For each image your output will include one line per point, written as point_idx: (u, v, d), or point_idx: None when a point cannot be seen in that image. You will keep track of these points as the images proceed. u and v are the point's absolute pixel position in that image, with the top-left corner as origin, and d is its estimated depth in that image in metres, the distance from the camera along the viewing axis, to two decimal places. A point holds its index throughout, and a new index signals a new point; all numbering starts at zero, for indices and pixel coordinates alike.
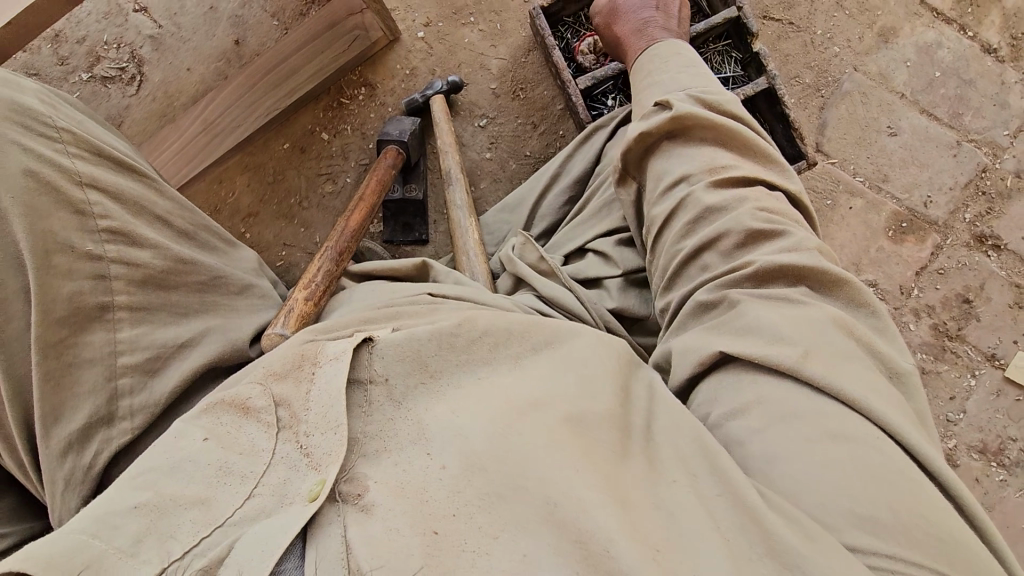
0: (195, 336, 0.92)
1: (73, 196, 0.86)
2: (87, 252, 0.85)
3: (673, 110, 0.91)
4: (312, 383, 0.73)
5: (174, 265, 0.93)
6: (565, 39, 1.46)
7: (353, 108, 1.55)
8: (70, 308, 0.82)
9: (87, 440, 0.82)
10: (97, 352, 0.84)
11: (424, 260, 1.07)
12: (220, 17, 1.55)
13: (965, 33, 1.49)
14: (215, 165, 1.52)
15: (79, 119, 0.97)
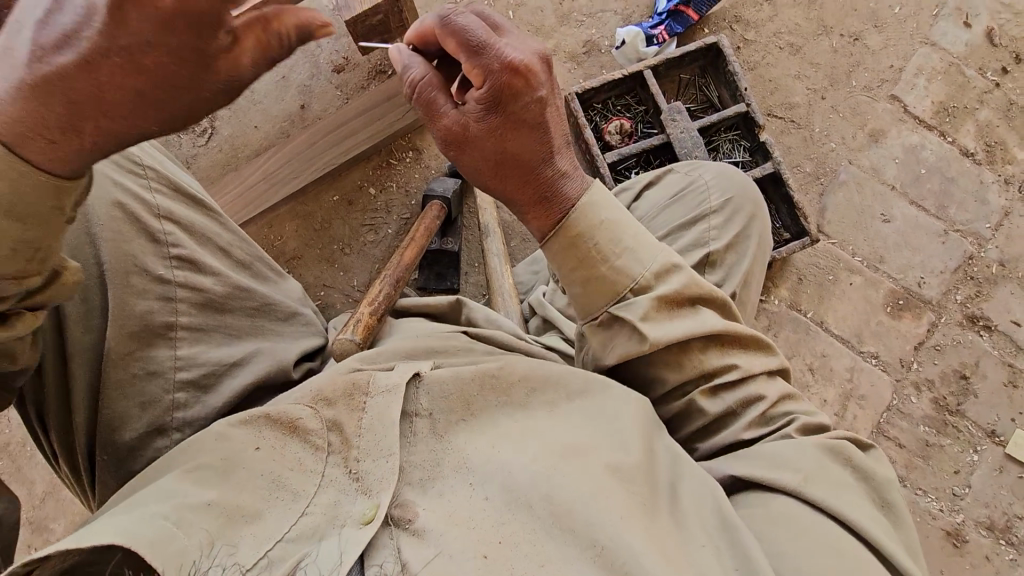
0: (245, 357, 0.95)
1: (151, 227, 0.89)
2: (159, 276, 0.88)
3: (646, 337, 0.83)
4: (364, 412, 0.79)
5: (232, 292, 0.96)
6: (595, 120, 1.65)
7: (399, 168, 1.72)
8: (138, 323, 0.86)
9: (145, 446, 0.87)
10: (158, 366, 0.88)
11: (457, 298, 1.12)
12: (290, 85, 1.75)
13: (945, 137, 1.69)
14: (268, 211, 1.66)
15: (160, 157, 1.00)
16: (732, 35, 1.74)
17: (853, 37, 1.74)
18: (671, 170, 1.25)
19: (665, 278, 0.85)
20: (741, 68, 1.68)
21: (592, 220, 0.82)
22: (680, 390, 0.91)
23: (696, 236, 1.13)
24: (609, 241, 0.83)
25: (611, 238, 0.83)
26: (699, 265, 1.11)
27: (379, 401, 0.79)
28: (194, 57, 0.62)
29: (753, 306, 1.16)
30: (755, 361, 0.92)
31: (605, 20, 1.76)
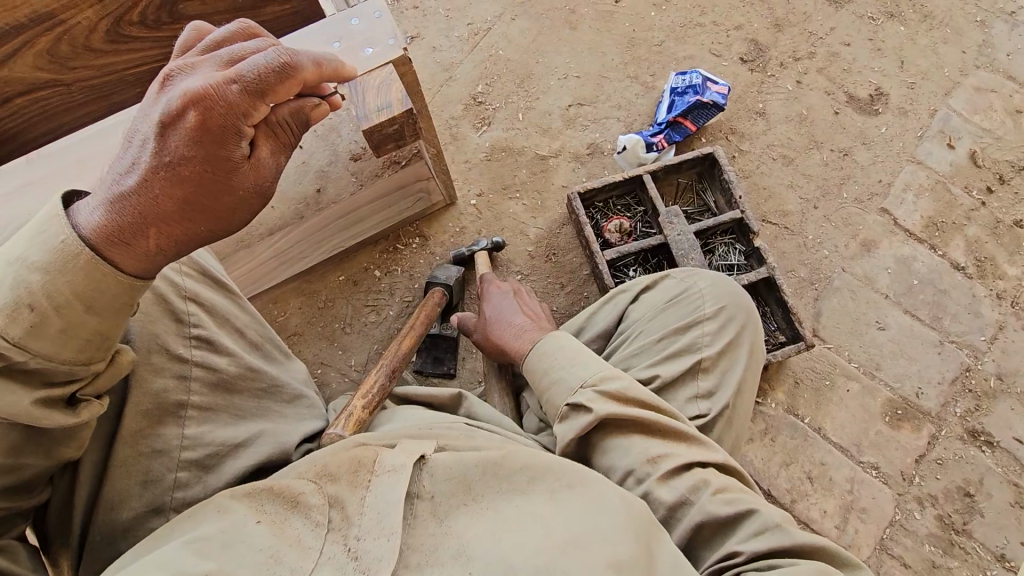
0: (249, 438, 0.94)
1: (175, 306, 0.91)
2: (178, 355, 0.90)
3: (594, 413, 0.96)
4: (368, 489, 0.78)
5: (243, 372, 0.98)
6: (595, 218, 1.73)
7: (406, 253, 1.77)
8: (152, 401, 0.86)
9: (138, 529, 0.84)
10: (165, 446, 0.86)
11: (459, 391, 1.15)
12: (309, 169, 1.84)
13: (936, 250, 1.74)
14: (275, 285, 1.71)
15: None
16: (728, 145, 1.85)
17: (843, 152, 1.84)
18: (667, 275, 1.29)
19: (609, 372, 1.01)
20: (737, 177, 1.76)
21: (554, 345, 1.11)
22: (634, 476, 0.95)
23: (687, 342, 1.15)
24: (564, 353, 1.07)
25: (567, 352, 1.08)
26: (691, 371, 1.12)
27: (384, 479, 0.79)
28: (222, 163, 0.71)
29: (745, 416, 1.16)
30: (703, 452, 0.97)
31: (609, 126, 1.88)
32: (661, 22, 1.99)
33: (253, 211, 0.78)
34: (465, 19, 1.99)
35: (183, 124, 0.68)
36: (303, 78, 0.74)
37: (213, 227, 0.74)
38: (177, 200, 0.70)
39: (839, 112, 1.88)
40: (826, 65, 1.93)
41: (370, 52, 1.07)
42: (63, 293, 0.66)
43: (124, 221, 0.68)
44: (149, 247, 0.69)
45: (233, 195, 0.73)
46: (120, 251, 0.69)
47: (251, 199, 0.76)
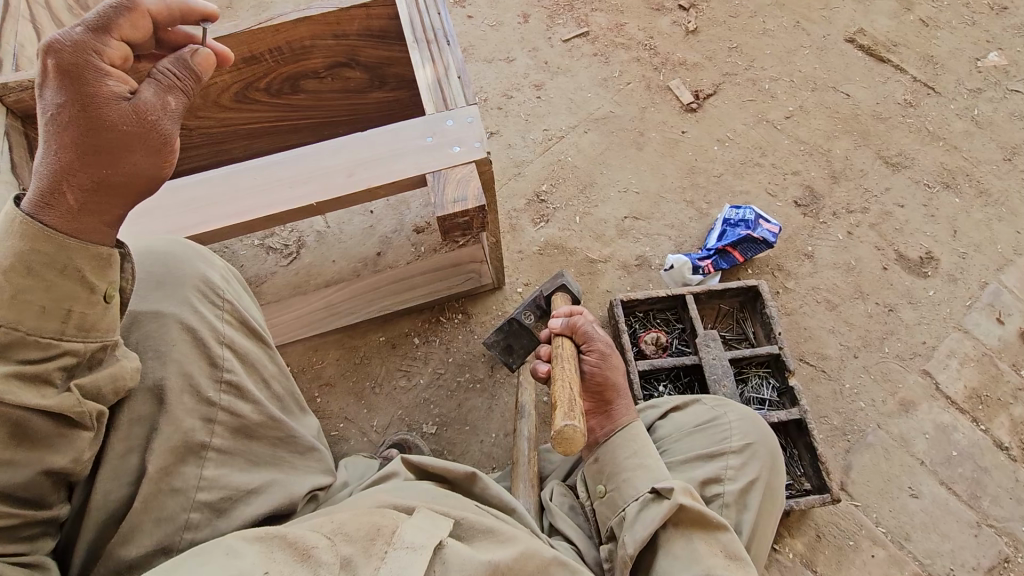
0: (262, 486, 0.97)
1: (213, 352, 0.95)
2: (208, 398, 0.93)
3: (673, 498, 0.98)
4: (383, 563, 0.77)
5: (266, 421, 1.01)
6: (634, 327, 1.78)
7: (447, 326, 1.84)
8: (178, 440, 0.88)
9: (138, 568, 0.83)
10: (183, 485, 0.88)
11: (474, 470, 1.14)
12: (374, 233, 1.98)
13: (977, 424, 1.69)
14: (318, 334, 1.80)
15: (240, 296, 1.10)
16: (773, 281, 1.90)
17: (888, 307, 1.85)
18: (699, 400, 1.30)
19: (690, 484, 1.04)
20: (778, 313, 1.80)
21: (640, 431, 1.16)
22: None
23: (710, 474, 1.13)
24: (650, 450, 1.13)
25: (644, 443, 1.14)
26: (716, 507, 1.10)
27: (400, 555, 0.78)
28: (87, 102, 0.78)
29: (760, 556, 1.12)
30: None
31: (660, 242, 1.97)
32: (723, 156, 2.12)
33: (150, 147, 0.83)
34: (542, 125, 2.18)
35: (46, 76, 0.76)
36: (146, 10, 0.84)
37: (119, 168, 0.81)
38: (73, 150, 0.78)
39: (887, 268, 1.92)
40: (877, 222, 2.00)
41: (457, 150, 1.20)
42: (6, 258, 0.73)
43: (45, 184, 0.78)
44: (67, 201, 0.78)
45: (119, 131, 0.80)
46: (43, 212, 0.77)
47: (143, 133, 0.83)
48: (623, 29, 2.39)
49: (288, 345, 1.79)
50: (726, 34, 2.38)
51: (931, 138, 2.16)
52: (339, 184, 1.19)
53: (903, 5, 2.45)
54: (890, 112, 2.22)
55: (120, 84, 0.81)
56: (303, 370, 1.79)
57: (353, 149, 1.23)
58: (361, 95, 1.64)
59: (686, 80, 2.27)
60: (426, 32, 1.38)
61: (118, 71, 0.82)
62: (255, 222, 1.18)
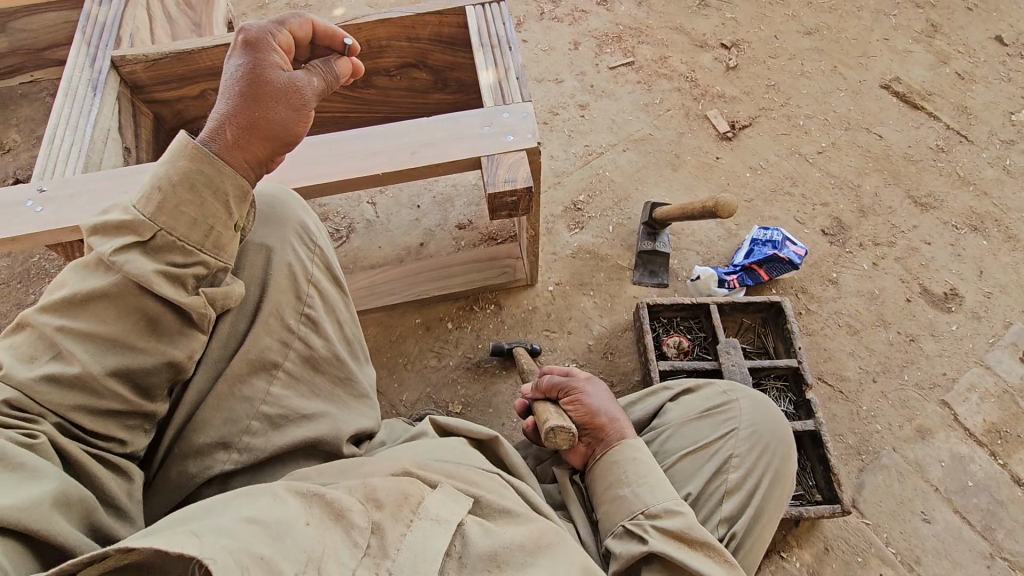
0: (316, 413, 1.08)
1: (299, 289, 1.09)
2: (287, 324, 1.07)
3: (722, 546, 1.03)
4: (408, 529, 0.81)
5: (332, 358, 1.12)
6: (658, 331, 1.86)
7: (479, 315, 1.94)
8: (255, 356, 1.02)
9: (200, 457, 0.97)
10: (251, 394, 1.02)
11: (496, 435, 1.21)
12: (420, 226, 2.12)
13: (995, 457, 1.70)
14: (360, 311, 1.92)
15: (329, 250, 1.21)
16: (797, 301, 1.96)
17: (910, 337, 1.89)
18: (712, 384, 1.30)
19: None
20: (800, 331, 1.85)
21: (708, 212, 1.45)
22: None
23: (717, 463, 1.15)
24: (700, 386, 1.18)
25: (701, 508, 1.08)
26: (716, 493, 1.13)
27: (426, 525, 0.84)
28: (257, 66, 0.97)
29: (759, 559, 1.13)
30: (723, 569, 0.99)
31: (687, 256, 2.06)
32: (754, 183, 2.22)
33: (296, 105, 0.99)
34: (584, 141, 2.32)
35: (236, 46, 0.98)
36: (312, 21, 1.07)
37: (269, 115, 0.97)
38: (240, 96, 0.96)
39: (910, 301, 1.96)
40: (903, 256, 2.05)
41: (511, 138, 1.34)
42: (176, 175, 0.89)
43: (214, 122, 0.95)
44: (227, 134, 0.94)
45: (271, 86, 0.97)
46: (212, 142, 0.93)
47: (291, 93, 0.99)
48: (667, 61, 2.54)
49: None
50: (764, 73, 2.51)
51: (961, 183, 2.23)
52: (403, 159, 1.33)
53: (941, 58, 2.54)
54: (921, 156, 2.29)
55: (283, 60, 1.00)
56: None
57: (416, 131, 1.37)
58: (424, 95, 1.82)
59: (723, 111, 2.40)
60: (492, 38, 1.51)
61: (283, 48, 1.02)
62: (320, 186, 1.31)
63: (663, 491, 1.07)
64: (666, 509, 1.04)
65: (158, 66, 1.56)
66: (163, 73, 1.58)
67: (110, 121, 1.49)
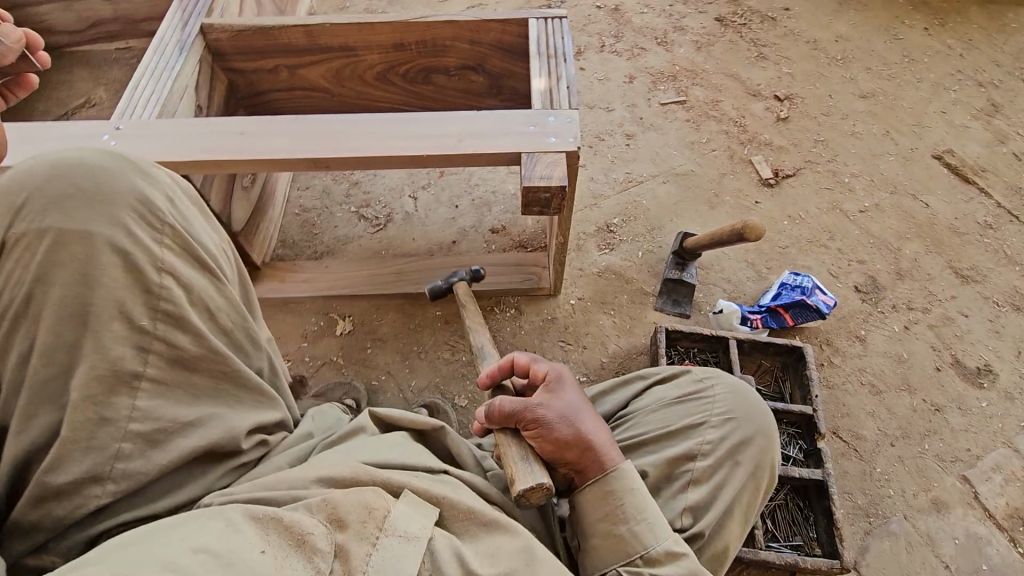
0: (200, 419, 0.90)
1: (147, 277, 0.84)
2: (140, 326, 0.83)
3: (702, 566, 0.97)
4: (374, 550, 0.78)
5: (205, 353, 0.91)
6: (673, 358, 1.85)
7: (497, 316, 1.96)
8: (104, 368, 0.80)
9: (71, 493, 0.79)
10: (113, 416, 0.81)
11: (444, 425, 1.13)
12: (455, 224, 2.19)
13: (1015, 544, 1.60)
14: (384, 295, 1.97)
15: (190, 221, 0.95)
16: (820, 352, 1.92)
17: (935, 406, 1.82)
18: (688, 371, 1.29)
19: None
20: (819, 381, 1.81)
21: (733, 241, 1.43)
22: None
23: (684, 447, 1.13)
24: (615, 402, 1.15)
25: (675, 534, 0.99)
26: (681, 478, 1.10)
27: (394, 543, 0.79)
28: None
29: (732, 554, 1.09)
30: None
31: (713, 291, 2.05)
32: (790, 231, 2.22)
33: None
34: (625, 168, 2.37)
35: None
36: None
37: None
38: None
39: (940, 370, 1.90)
40: (937, 324, 2.00)
41: (553, 140, 1.39)
42: None
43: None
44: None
45: None
46: None
47: None
48: (718, 105, 2.59)
49: (356, 297, 1.98)
50: (815, 128, 2.52)
51: (1007, 261, 2.17)
52: (448, 146, 1.39)
53: (999, 137, 2.51)
54: (968, 229, 2.25)
55: None
56: (361, 322, 1.96)
57: (464, 123, 1.43)
58: (478, 98, 1.90)
59: (768, 158, 2.42)
60: (549, 49, 1.58)
61: None
62: (361, 160, 1.38)
63: (656, 534, 0.98)
64: (665, 555, 0.96)
65: (241, 37, 1.69)
66: (243, 45, 1.71)
67: (189, 78, 1.61)
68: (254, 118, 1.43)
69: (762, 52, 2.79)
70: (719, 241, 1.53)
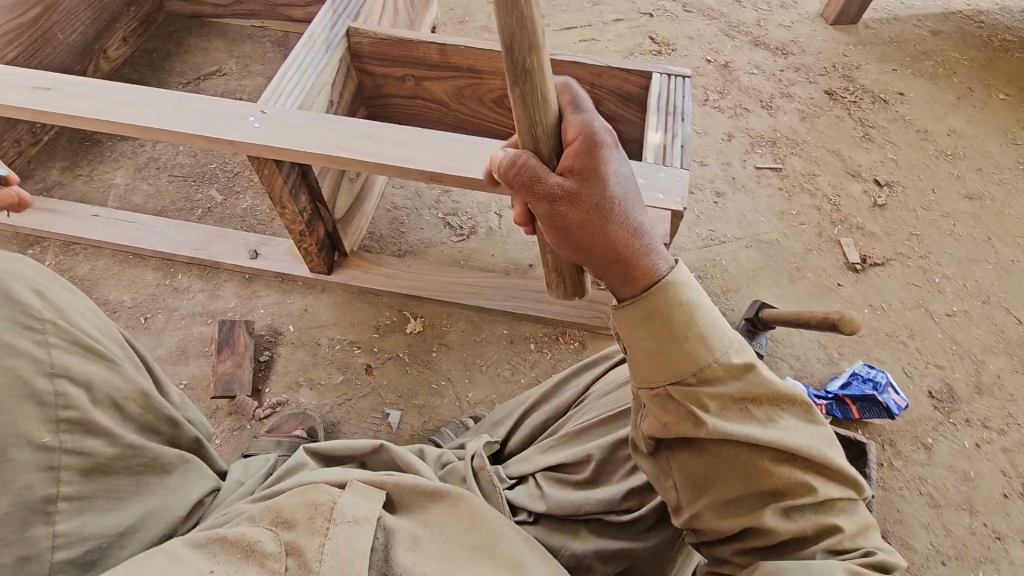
0: (133, 519, 0.93)
1: (35, 391, 0.83)
2: (46, 447, 0.83)
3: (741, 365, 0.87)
4: (324, 538, 0.88)
5: (122, 449, 0.93)
6: None
7: (561, 347, 2.00)
8: (17, 504, 0.79)
9: None
10: (40, 541, 0.81)
11: (379, 442, 1.22)
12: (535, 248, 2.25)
13: None
14: (456, 305, 2.05)
15: (65, 307, 0.93)
16: (881, 451, 1.87)
17: (997, 534, 1.74)
18: None
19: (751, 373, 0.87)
20: (876, 481, 1.77)
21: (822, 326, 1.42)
22: None
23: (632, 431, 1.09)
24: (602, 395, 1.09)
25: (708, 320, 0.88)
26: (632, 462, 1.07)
27: (344, 530, 0.90)
28: None
29: None
30: (808, 426, 0.88)
31: (779, 366, 2.03)
32: (869, 321, 2.17)
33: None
34: (709, 226, 2.38)
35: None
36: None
37: None
38: None
39: (1008, 497, 1.81)
40: (1012, 448, 1.91)
41: (661, 197, 1.42)
42: None
43: None
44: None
45: None
46: None
47: None
48: (814, 179, 2.56)
49: (431, 301, 2.06)
50: (911, 220, 2.46)
51: None
52: None
53: None
54: None
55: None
56: (431, 326, 2.04)
57: None
58: None
59: (858, 242, 2.38)
60: (668, 106, 1.63)
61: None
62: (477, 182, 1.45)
63: (718, 345, 0.88)
64: (735, 371, 0.87)
65: (380, 45, 1.82)
66: (380, 52, 1.84)
67: (329, 76, 1.75)
68: (383, 125, 1.53)
69: (868, 134, 2.74)
70: (805, 322, 1.51)
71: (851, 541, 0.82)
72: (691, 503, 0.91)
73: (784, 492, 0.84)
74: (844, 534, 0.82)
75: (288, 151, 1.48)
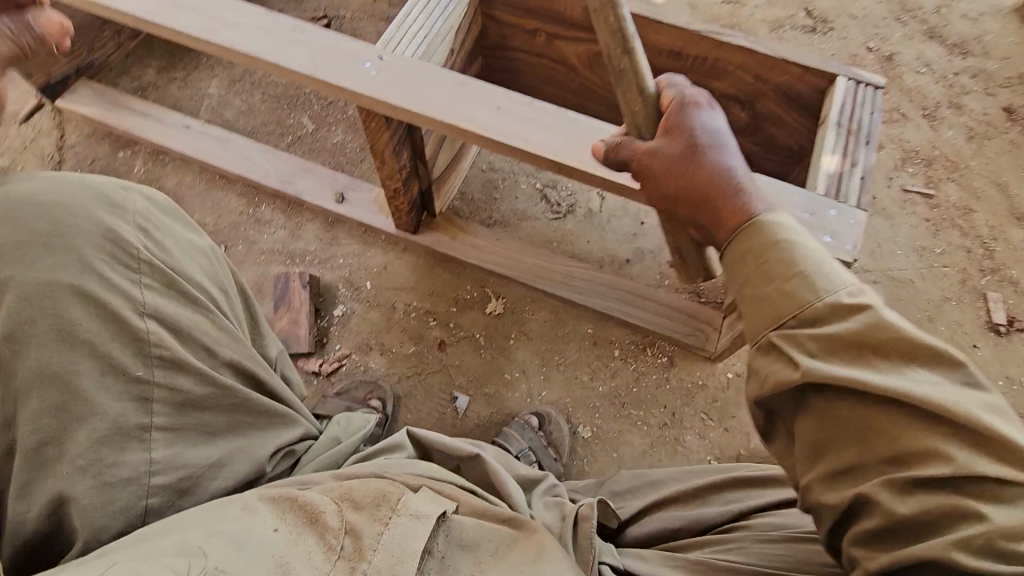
0: (222, 456, 0.96)
1: (133, 323, 0.88)
2: (137, 377, 0.87)
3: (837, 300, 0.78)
4: (385, 527, 0.81)
5: (214, 390, 0.95)
6: None
7: (648, 359, 1.84)
8: (111, 427, 0.83)
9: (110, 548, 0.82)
10: (131, 468, 0.84)
11: (478, 452, 1.13)
12: (635, 242, 2.03)
13: None
14: (542, 292, 1.89)
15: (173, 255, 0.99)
16: None
17: None
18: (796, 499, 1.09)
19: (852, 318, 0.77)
20: None
21: None
22: None
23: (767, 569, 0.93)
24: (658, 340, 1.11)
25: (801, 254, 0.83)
26: None
27: (405, 521, 0.82)
28: None
29: None
30: (953, 385, 0.72)
31: None
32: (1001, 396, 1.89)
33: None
34: None
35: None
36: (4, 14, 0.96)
37: None
38: None
39: None
40: None
41: (828, 239, 1.16)
42: None
43: None
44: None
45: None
46: None
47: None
48: (970, 216, 2.20)
49: (516, 282, 1.90)
50: None
51: None
52: None
53: None
54: None
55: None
56: (512, 309, 1.90)
57: None
58: None
59: (1007, 301, 2.05)
60: (850, 122, 1.34)
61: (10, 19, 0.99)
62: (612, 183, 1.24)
63: (827, 285, 0.80)
64: (843, 311, 0.78)
65: None
66: None
67: (454, 19, 1.54)
68: (514, 95, 1.33)
69: None
70: None
71: (1015, 544, 0.64)
72: (804, 474, 0.80)
73: (913, 460, 0.71)
74: (994, 528, 0.65)
75: (406, 110, 1.30)
